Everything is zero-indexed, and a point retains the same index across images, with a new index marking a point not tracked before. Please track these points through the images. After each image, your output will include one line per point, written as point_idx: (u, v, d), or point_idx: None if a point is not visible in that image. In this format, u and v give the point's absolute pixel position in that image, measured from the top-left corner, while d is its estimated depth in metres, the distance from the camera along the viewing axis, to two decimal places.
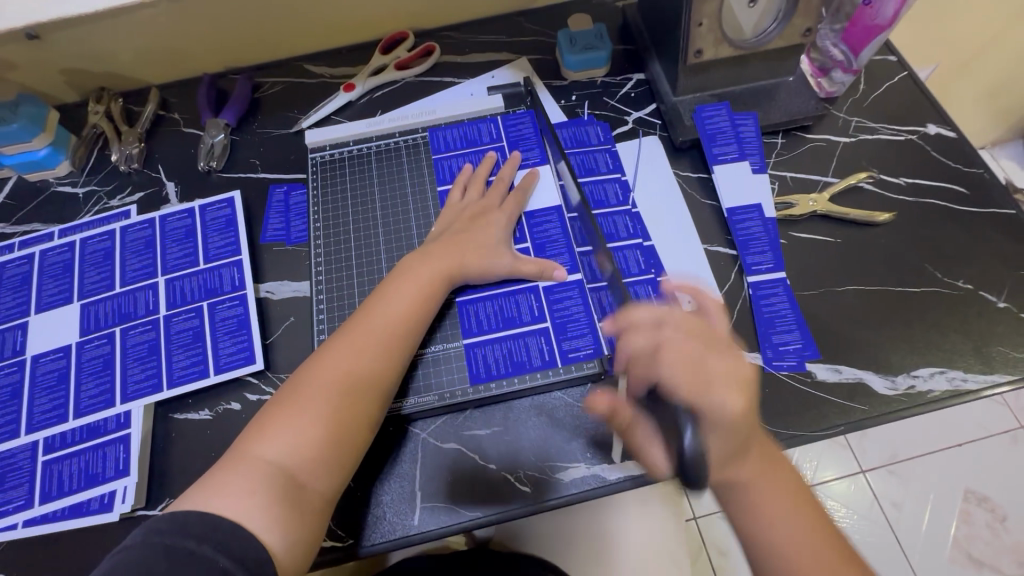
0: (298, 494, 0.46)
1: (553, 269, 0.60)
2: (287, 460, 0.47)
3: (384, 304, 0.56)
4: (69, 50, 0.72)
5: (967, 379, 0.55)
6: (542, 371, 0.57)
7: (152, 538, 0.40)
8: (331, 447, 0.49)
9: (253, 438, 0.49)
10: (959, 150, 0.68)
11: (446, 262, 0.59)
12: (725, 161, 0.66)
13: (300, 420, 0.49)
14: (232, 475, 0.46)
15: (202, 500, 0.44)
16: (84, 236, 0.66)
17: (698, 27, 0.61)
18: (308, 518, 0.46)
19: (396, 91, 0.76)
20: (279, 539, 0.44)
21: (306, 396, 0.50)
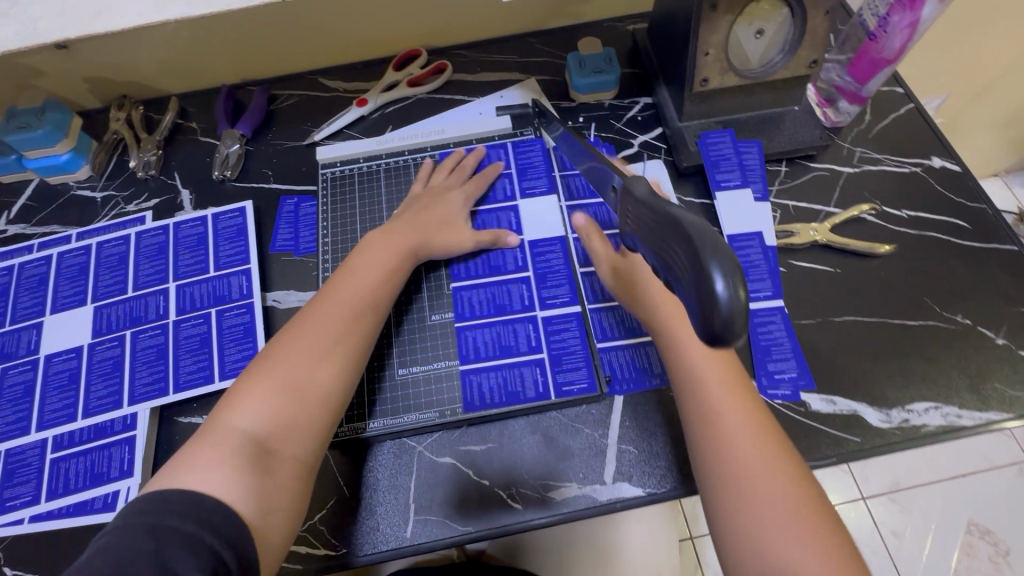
0: (270, 461, 0.46)
1: (506, 236, 0.65)
2: (258, 429, 0.47)
3: (353, 280, 0.57)
4: (94, 59, 0.75)
5: (962, 415, 0.55)
6: (536, 403, 0.57)
7: (133, 518, 0.40)
8: (303, 414, 0.49)
9: (221, 412, 0.48)
10: (963, 185, 0.68)
11: (413, 241, 0.61)
12: (727, 188, 0.67)
13: (267, 389, 0.49)
14: (200, 448, 0.46)
15: (173, 476, 0.44)
16: (100, 240, 0.68)
17: (705, 57, 0.62)
18: (285, 484, 0.46)
19: (407, 107, 0.78)
20: (256, 506, 0.44)
21: (273, 366, 0.50)
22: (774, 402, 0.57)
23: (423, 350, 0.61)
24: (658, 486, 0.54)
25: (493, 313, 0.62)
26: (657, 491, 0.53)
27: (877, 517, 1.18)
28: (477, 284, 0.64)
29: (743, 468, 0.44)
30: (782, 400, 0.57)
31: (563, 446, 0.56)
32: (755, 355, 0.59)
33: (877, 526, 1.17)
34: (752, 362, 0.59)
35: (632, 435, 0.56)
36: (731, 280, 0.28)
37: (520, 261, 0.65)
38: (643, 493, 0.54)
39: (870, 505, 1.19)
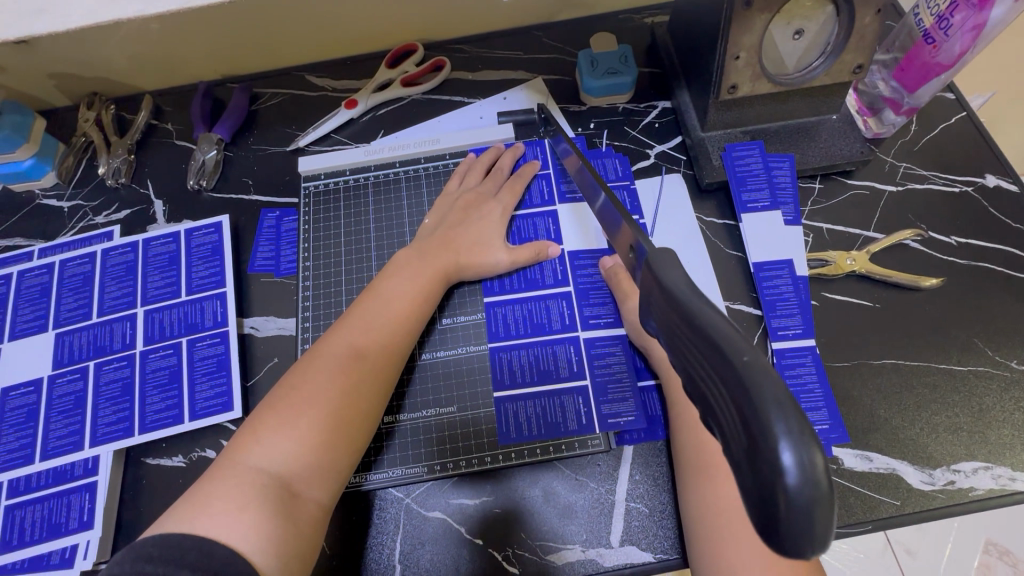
0: (295, 505, 0.40)
1: (548, 248, 0.58)
2: (283, 468, 0.40)
3: (384, 299, 0.51)
4: (56, 55, 0.68)
5: (1015, 478, 0.49)
6: (579, 437, 0.52)
7: (141, 566, 0.32)
8: (334, 449, 0.43)
9: (239, 447, 0.41)
10: (1021, 208, 0.61)
11: (443, 258, 0.55)
12: (754, 209, 0.60)
13: (295, 422, 0.42)
14: (218, 488, 0.39)
15: (184, 519, 0.37)
16: (64, 258, 0.62)
17: (734, 61, 0.54)
18: (307, 531, 0.40)
19: (400, 110, 0.71)
20: (275, 562, 0.37)
21: (300, 396, 0.44)
22: None
23: (420, 393, 0.54)
24: (669, 553, 0.48)
25: (530, 332, 0.56)
26: (668, 558, 0.48)
27: None
28: (513, 301, 0.57)
29: (720, 507, 0.42)
30: None
31: (565, 502, 0.51)
32: None
33: None
34: None
35: (642, 490, 0.50)
36: (804, 460, 0.20)
37: (560, 273, 0.58)
38: (653, 560, 0.48)
39: None
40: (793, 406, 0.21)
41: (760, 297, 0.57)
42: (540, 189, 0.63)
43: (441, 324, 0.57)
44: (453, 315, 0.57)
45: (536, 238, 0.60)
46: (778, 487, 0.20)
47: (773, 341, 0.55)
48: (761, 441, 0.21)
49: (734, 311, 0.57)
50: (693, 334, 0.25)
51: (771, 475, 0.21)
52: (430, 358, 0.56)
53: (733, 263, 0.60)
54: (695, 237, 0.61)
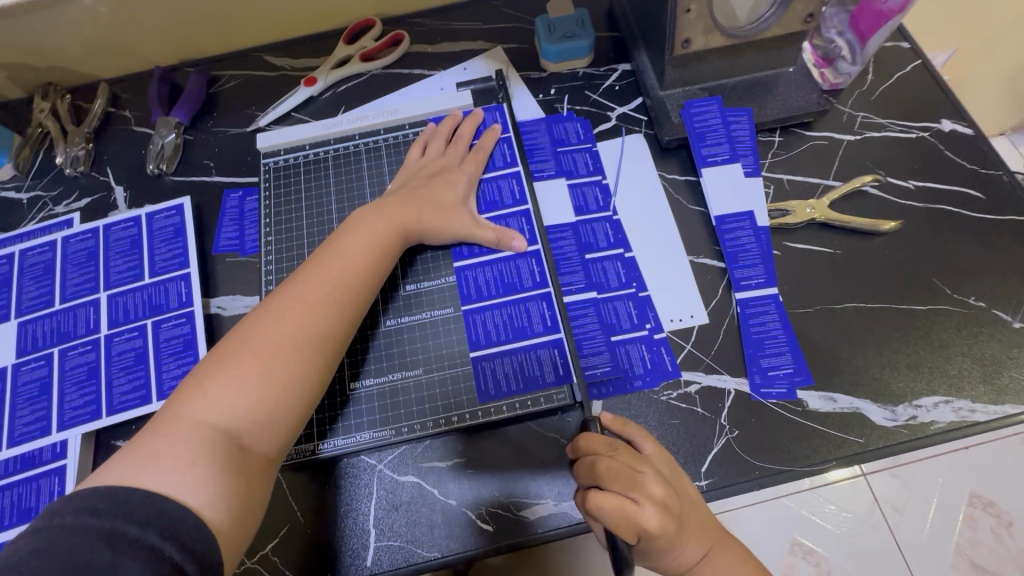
0: (246, 459, 0.40)
1: (512, 238, 0.57)
2: (233, 424, 0.41)
3: (339, 256, 0.50)
4: (5, 44, 0.67)
5: (975, 410, 0.50)
6: (556, 388, 0.52)
7: (86, 519, 0.33)
8: (285, 407, 0.43)
9: (182, 400, 0.41)
10: (977, 151, 0.61)
11: (399, 216, 0.54)
12: (715, 163, 0.61)
13: (244, 378, 0.42)
14: (165, 441, 0.39)
15: (129, 474, 0.37)
16: (24, 248, 0.62)
17: (685, 14, 0.54)
18: (256, 484, 0.40)
19: (360, 86, 0.70)
20: (226, 512, 0.37)
21: (252, 351, 0.43)
22: (768, 402, 0.52)
23: (382, 353, 0.54)
24: None
25: (502, 292, 0.56)
26: None
27: None
28: (483, 263, 0.57)
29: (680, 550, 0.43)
30: (777, 400, 0.52)
31: (535, 459, 0.51)
32: (746, 351, 0.53)
33: None
34: (743, 358, 0.53)
35: None
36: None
37: (528, 233, 0.58)
38: None
39: None
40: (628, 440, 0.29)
41: (722, 248, 0.57)
42: (501, 151, 0.63)
43: (405, 290, 0.57)
44: (418, 281, 0.57)
45: (502, 201, 0.60)
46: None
47: (736, 292, 0.56)
48: None
49: (698, 265, 0.58)
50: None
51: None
52: (393, 323, 0.55)
53: (696, 217, 0.60)
54: (659, 195, 0.61)
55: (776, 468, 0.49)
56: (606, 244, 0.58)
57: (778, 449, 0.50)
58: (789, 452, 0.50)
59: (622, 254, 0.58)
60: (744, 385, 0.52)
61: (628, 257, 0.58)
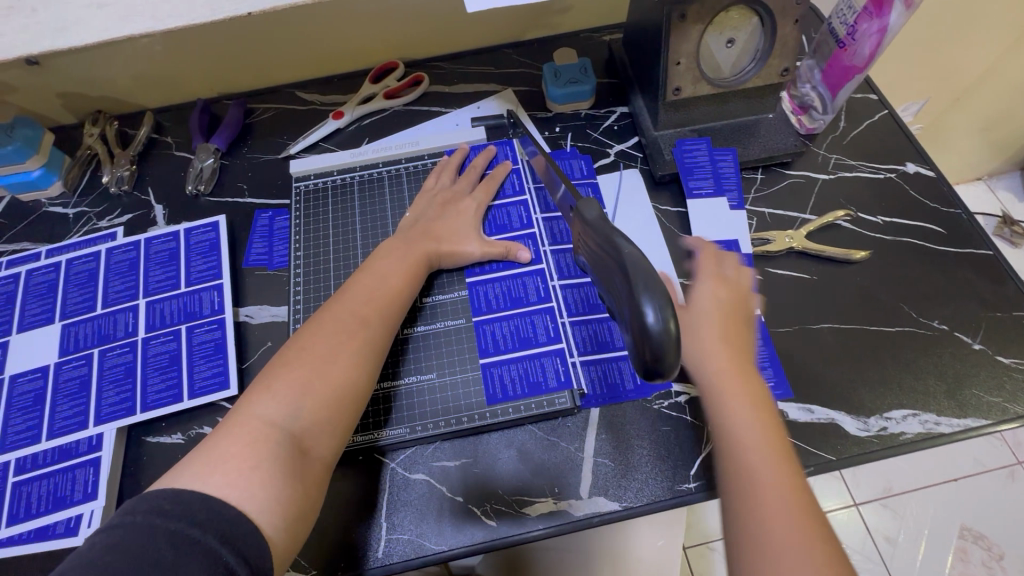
0: (303, 462, 0.44)
1: (518, 251, 0.63)
2: (290, 429, 0.45)
3: (379, 278, 0.56)
4: (66, 76, 0.74)
5: (940, 422, 0.55)
6: (557, 393, 0.56)
7: (154, 519, 0.36)
8: (336, 413, 0.47)
9: (244, 408, 0.46)
10: (938, 191, 0.68)
11: (423, 246, 0.60)
12: (701, 196, 0.67)
13: (305, 381, 0.47)
14: (230, 447, 0.43)
15: (196, 476, 0.40)
16: (70, 257, 0.67)
17: (676, 66, 0.63)
18: (310, 486, 0.44)
19: (383, 120, 0.78)
20: (280, 518, 0.41)
21: (306, 365, 0.48)
22: None
23: (408, 365, 0.59)
24: (630, 502, 0.53)
25: (510, 306, 0.61)
26: (631, 507, 0.52)
27: (937, 508, 1.20)
28: (493, 279, 0.63)
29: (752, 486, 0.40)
30: None
31: (538, 459, 0.55)
32: None
33: (929, 519, 1.19)
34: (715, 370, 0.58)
35: (608, 447, 0.55)
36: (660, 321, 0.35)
37: (535, 253, 0.64)
38: (619, 508, 0.52)
39: (893, 502, 1.21)
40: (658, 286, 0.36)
41: None
42: (510, 181, 0.69)
43: (424, 303, 0.62)
44: (435, 295, 0.62)
45: (511, 225, 0.66)
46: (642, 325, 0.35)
47: None
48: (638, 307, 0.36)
49: (687, 287, 0.63)
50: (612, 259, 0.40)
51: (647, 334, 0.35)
52: (413, 333, 0.60)
53: (684, 244, 0.66)
54: (652, 223, 0.67)
55: None
56: None
57: None
58: None
59: None
60: None
61: None
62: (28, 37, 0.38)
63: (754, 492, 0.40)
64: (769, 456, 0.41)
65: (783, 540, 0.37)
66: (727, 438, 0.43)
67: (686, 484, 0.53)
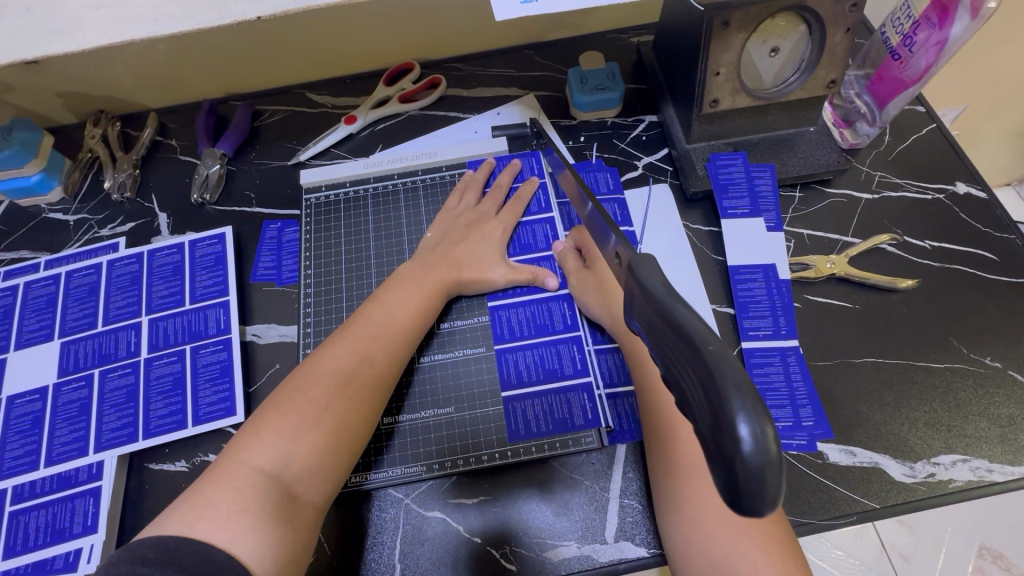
0: (294, 508, 0.42)
1: (546, 276, 0.59)
2: (284, 471, 0.42)
3: (385, 308, 0.53)
4: (66, 75, 0.70)
5: (992, 470, 0.51)
6: (586, 431, 0.53)
7: (138, 569, 0.34)
8: (334, 455, 0.45)
9: (238, 447, 0.43)
10: (990, 214, 0.64)
11: (439, 272, 0.57)
12: (736, 215, 0.63)
13: (298, 424, 0.44)
14: (219, 489, 0.40)
15: (184, 522, 0.38)
16: (69, 269, 0.64)
17: (714, 77, 0.58)
18: (302, 533, 0.42)
19: (398, 125, 0.74)
20: (271, 563, 0.38)
21: (305, 401, 0.45)
22: (788, 454, 0.53)
23: (418, 396, 0.56)
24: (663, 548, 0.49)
25: (535, 334, 0.58)
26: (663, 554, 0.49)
27: None
28: (517, 304, 0.59)
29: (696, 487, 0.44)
30: (797, 451, 0.53)
31: (562, 499, 0.52)
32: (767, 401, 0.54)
33: None
34: None
35: (636, 488, 0.52)
36: (758, 435, 0.23)
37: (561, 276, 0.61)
38: (647, 555, 0.49)
39: None
40: (750, 387, 0.24)
41: (734, 297, 0.59)
42: (537, 197, 0.65)
43: (440, 329, 0.59)
44: (452, 321, 0.59)
45: (535, 245, 0.62)
46: (735, 458, 0.23)
47: (745, 343, 0.57)
48: (722, 418, 0.24)
49: (721, 315, 0.60)
50: (667, 327, 0.29)
51: (731, 449, 0.23)
52: (428, 361, 0.57)
53: (716, 267, 0.62)
54: (683, 244, 0.63)
55: (799, 520, 0.50)
56: None
57: (799, 501, 0.51)
58: (810, 504, 0.51)
59: None
60: None
61: None
62: (13, 45, 0.34)
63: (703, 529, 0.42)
64: (706, 487, 0.44)
65: (725, 537, 0.41)
66: (669, 482, 0.46)
67: None
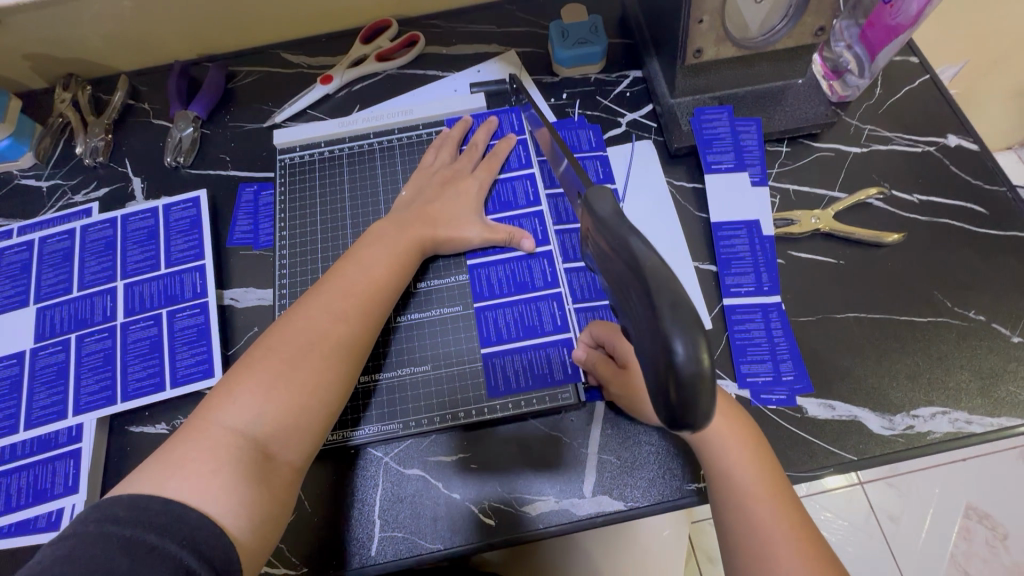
0: (269, 467, 0.42)
1: (522, 237, 0.58)
2: (258, 430, 0.42)
3: (360, 268, 0.52)
4: (28, 35, 0.68)
5: (971, 422, 0.51)
6: (564, 387, 0.53)
7: (108, 528, 0.34)
8: (309, 414, 0.44)
9: (210, 406, 0.43)
10: (981, 166, 0.62)
11: (416, 231, 0.56)
12: (719, 170, 0.62)
13: (270, 384, 0.44)
14: (192, 449, 0.40)
15: (156, 481, 0.38)
16: (43, 235, 0.63)
17: (698, 25, 0.55)
18: (278, 491, 0.42)
19: (375, 85, 0.72)
20: (246, 522, 0.39)
21: (276, 361, 0.45)
22: (767, 408, 0.52)
23: (397, 355, 0.55)
24: (638, 501, 0.50)
25: (515, 292, 0.57)
26: (638, 506, 0.49)
27: None
28: (496, 263, 0.59)
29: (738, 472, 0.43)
30: (777, 406, 0.52)
31: (540, 457, 0.52)
32: (747, 356, 0.54)
33: None
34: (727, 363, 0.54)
35: (614, 443, 0.52)
36: (690, 350, 0.26)
37: (541, 233, 0.60)
38: (624, 508, 0.49)
39: None
40: (687, 305, 0.28)
41: (717, 253, 0.59)
42: (517, 154, 0.64)
43: (418, 291, 0.58)
44: (430, 281, 0.58)
45: (515, 203, 0.61)
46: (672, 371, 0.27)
47: (726, 298, 0.57)
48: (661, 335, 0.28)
49: (703, 271, 0.59)
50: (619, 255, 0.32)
51: (668, 362, 0.27)
52: (406, 321, 0.57)
53: (699, 224, 0.61)
54: (666, 201, 0.62)
55: None
56: None
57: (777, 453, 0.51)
58: (788, 457, 0.51)
59: None
60: (745, 391, 0.53)
61: None
62: None
63: (739, 489, 0.42)
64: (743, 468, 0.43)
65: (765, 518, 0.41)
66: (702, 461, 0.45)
67: (694, 483, 0.50)
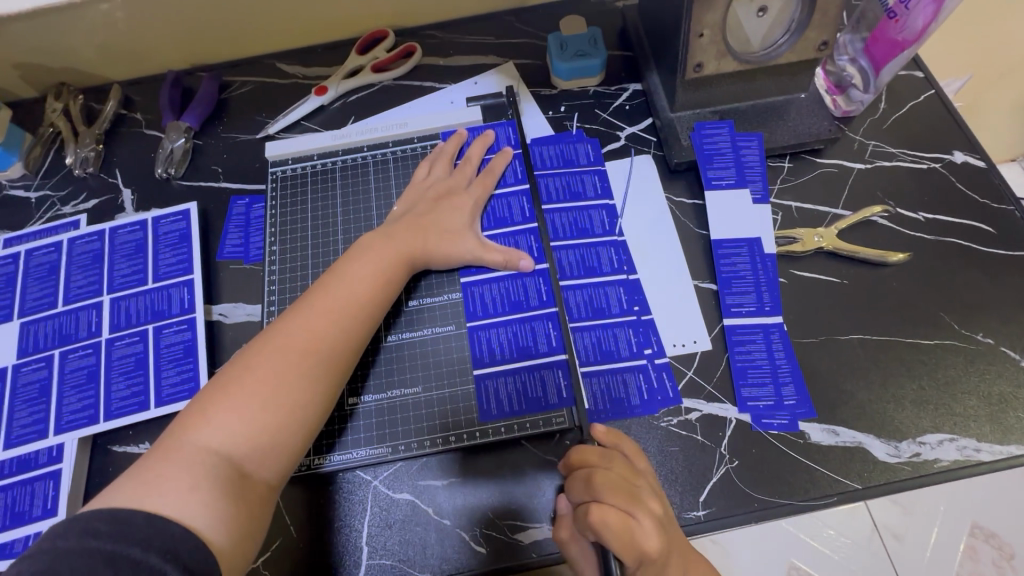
0: (245, 485, 0.40)
1: (520, 259, 0.57)
2: (234, 450, 0.41)
3: (343, 282, 0.50)
4: (20, 44, 0.67)
5: (980, 449, 0.49)
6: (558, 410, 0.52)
7: (89, 541, 0.33)
8: (287, 433, 0.43)
9: (184, 425, 0.41)
10: (988, 183, 0.61)
11: (405, 245, 0.54)
12: (720, 186, 0.60)
13: (247, 403, 0.42)
14: (163, 468, 0.38)
15: (132, 498, 0.37)
16: (30, 247, 0.62)
17: (699, 39, 0.54)
18: (256, 509, 0.40)
19: (370, 96, 0.70)
20: (224, 538, 0.38)
21: (253, 380, 0.43)
22: (769, 433, 0.51)
23: (384, 373, 0.54)
24: None
25: (508, 311, 0.56)
26: None
27: None
28: (490, 280, 0.57)
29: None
30: (778, 431, 0.51)
31: (533, 482, 0.50)
32: (748, 379, 0.52)
33: None
34: (727, 386, 0.53)
35: None
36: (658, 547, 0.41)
37: (536, 250, 0.58)
38: None
39: None
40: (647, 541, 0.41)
41: (717, 272, 0.57)
42: (512, 168, 0.63)
43: (408, 307, 0.57)
44: (421, 298, 0.57)
45: (510, 219, 0.60)
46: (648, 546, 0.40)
47: (726, 319, 0.55)
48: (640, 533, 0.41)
49: (703, 290, 0.57)
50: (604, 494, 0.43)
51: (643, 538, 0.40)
52: (395, 339, 0.55)
53: (699, 241, 0.60)
54: (665, 218, 0.61)
55: (778, 501, 0.49)
56: (609, 269, 0.58)
57: (780, 480, 0.49)
58: (791, 484, 0.49)
59: (626, 279, 0.57)
60: (746, 416, 0.51)
61: (632, 281, 0.57)
62: None
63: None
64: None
65: None
66: None
67: (692, 512, 0.48)
